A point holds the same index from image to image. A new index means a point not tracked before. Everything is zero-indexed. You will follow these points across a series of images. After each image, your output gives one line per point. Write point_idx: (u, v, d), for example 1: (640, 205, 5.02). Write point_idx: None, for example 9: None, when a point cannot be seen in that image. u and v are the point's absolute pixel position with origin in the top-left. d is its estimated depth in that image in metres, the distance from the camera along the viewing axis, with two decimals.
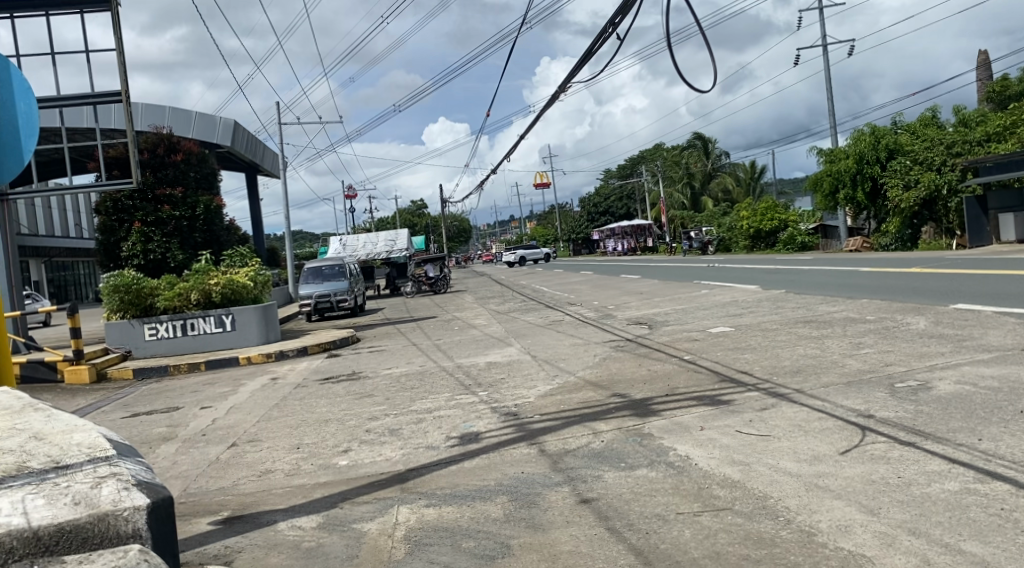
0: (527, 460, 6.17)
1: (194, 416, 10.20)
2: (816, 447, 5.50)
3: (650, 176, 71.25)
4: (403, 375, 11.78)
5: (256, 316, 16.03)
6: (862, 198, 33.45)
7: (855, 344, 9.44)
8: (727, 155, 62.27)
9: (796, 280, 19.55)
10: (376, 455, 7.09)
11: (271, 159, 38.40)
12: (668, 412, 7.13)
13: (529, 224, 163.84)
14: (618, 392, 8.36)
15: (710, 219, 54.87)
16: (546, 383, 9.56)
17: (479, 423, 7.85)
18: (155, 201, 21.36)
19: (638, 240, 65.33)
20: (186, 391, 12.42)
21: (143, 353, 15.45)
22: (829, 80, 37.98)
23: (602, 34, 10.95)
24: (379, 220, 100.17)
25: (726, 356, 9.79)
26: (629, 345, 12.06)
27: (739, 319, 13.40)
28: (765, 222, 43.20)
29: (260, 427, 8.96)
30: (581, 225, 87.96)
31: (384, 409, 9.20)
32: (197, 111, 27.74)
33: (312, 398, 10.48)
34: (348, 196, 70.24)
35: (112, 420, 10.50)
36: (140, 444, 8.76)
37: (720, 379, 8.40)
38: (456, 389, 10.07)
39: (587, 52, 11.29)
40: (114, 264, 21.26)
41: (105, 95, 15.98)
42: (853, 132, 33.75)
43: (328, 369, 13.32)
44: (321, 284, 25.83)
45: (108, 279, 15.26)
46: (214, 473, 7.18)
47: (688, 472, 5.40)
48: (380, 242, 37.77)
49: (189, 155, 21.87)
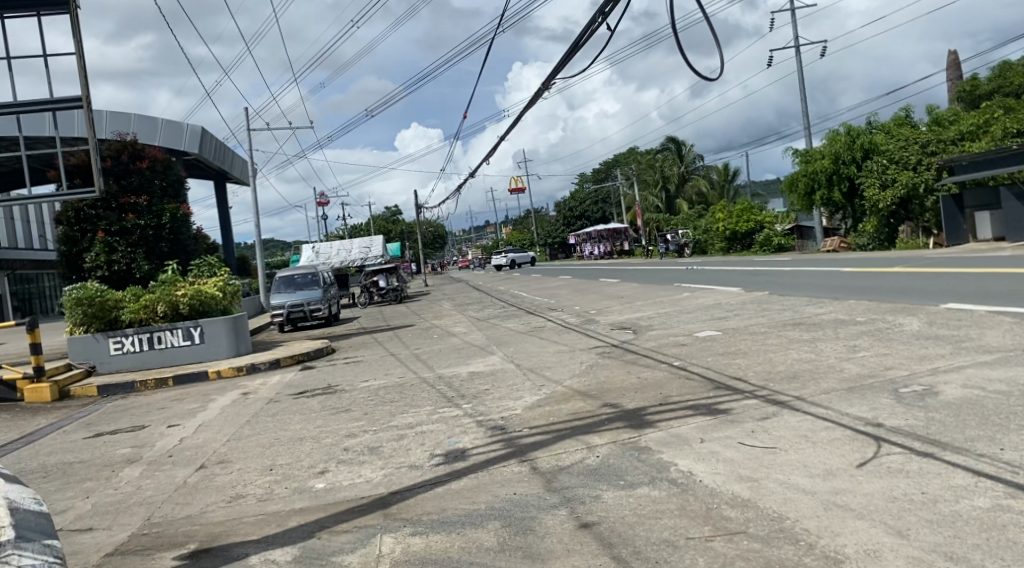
0: (517, 480, 5.76)
1: (161, 435, 9.68)
2: (828, 460, 5.14)
3: (625, 180, 71.31)
4: (382, 388, 11.31)
5: (225, 328, 15.49)
6: (838, 198, 33.53)
7: (850, 347, 9.14)
8: (701, 158, 62.44)
9: (779, 282, 19.32)
10: (354, 476, 6.64)
11: (240, 166, 37.72)
12: (665, 423, 6.75)
13: (503, 229, 163.67)
14: (609, 402, 7.98)
15: (686, 222, 54.89)
16: (533, 394, 9.15)
17: (464, 439, 7.43)
18: (119, 210, 20.65)
19: (616, 243, 66.05)
20: (153, 408, 11.85)
21: (108, 369, 14.81)
22: (802, 81, 38.05)
23: (592, 25, 10.80)
24: (352, 227, 99.25)
25: (717, 362, 9.46)
26: (616, 352, 11.69)
27: (725, 322, 13.09)
28: (741, 224, 43.23)
29: (231, 447, 8.46)
30: (557, 230, 87.99)
31: (362, 425, 8.74)
32: (163, 118, 27.09)
33: (286, 414, 10.00)
34: (320, 204, 69.52)
35: (73, 441, 9.93)
36: (102, 468, 8.22)
37: (715, 386, 8.06)
38: (438, 401, 9.63)
39: (574, 44, 11.12)
40: (78, 276, 20.52)
41: (65, 100, 15.32)
42: (828, 132, 33.83)
43: (303, 383, 12.81)
44: (293, 293, 25.24)
45: (71, 291, 14.62)
46: (181, 499, 6.68)
47: (693, 489, 5.01)
48: (354, 249, 36.75)
49: (155, 161, 21.26)
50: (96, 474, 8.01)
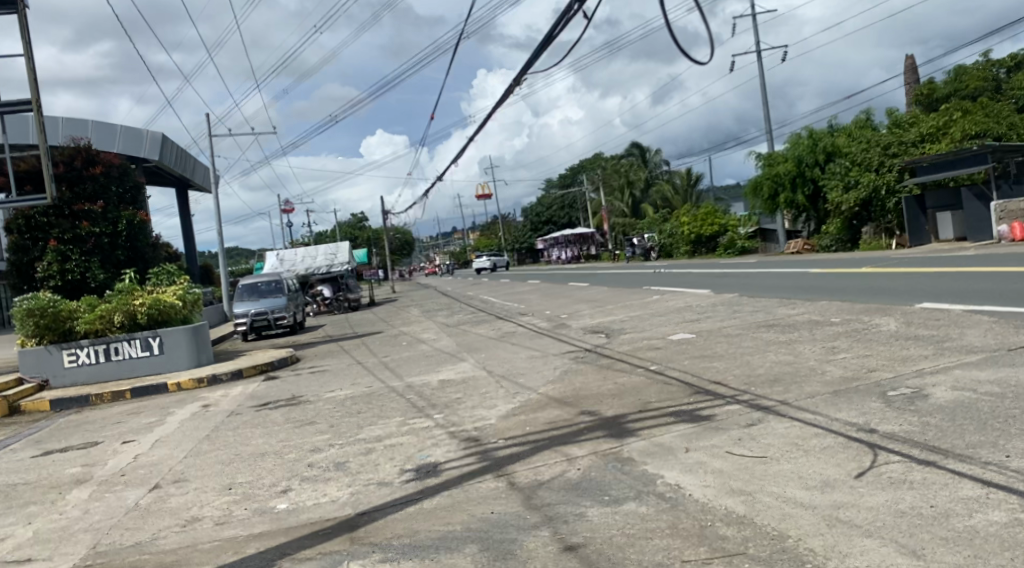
0: (495, 496, 5.39)
1: (114, 452, 9.14)
2: (824, 470, 4.88)
3: (591, 185, 71.52)
4: (348, 398, 10.87)
5: (186, 338, 14.91)
6: (803, 201, 33.79)
7: (829, 348, 8.92)
8: (666, 162, 62.78)
9: (747, 284, 19.21)
10: (320, 495, 6.22)
11: (201, 172, 36.89)
12: (647, 431, 6.44)
13: (470, 235, 163.30)
14: (587, 410, 7.65)
15: (652, 225, 55.03)
16: (507, 403, 8.77)
17: (437, 452, 7.05)
18: (72, 217, 19.85)
19: (583, 248, 66.07)
20: (108, 423, 11.25)
21: (62, 383, 14.13)
22: (765, 85, 38.30)
23: (567, 12, 10.30)
24: (316, 234, 98.15)
25: (695, 365, 9.19)
26: (589, 356, 11.39)
27: (699, 325, 12.85)
28: (706, 227, 43.39)
29: (187, 464, 7.96)
30: (525, 234, 87.98)
31: (328, 438, 8.31)
32: (121, 124, 26.29)
33: (247, 428, 9.52)
34: (284, 211, 68.66)
35: (20, 459, 9.34)
36: (48, 490, 7.67)
37: (696, 391, 7.75)
38: (408, 412, 9.23)
39: (547, 37, 10.64)
40: (29, 286, 19.76)
41: (14, 104, 14.66)
42: (792, 135, 34.09)
43: (266, 394, 12.29)
44: (256, 301, 24.61)
45: (21, 303, 13.91)
46: (132, 523, 6.19)
47: (684, 504, 4.70)
48: (319, 255, 36.38)
49: (109, 167, 20.57)
50: (42, 496, 7.47)
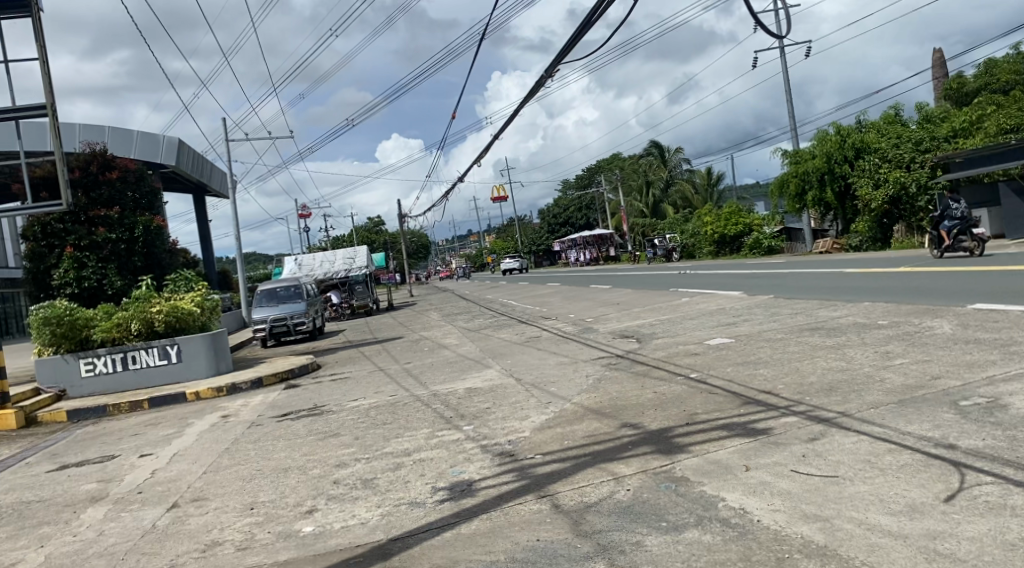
0: (540, 521, 4.95)
1: (132, 467, 8.77)
2: (908, 492, 4.43)
3: (609, 185, 70.92)
4: (373, 408, 10.44)
5: (204, 345, 14.57)
6: (830, 198, 33.16)
7: (883, 354, 8.41)
8: (685, 162, 62.11)
9: (780, 284, 18.64)
10: (348, 517, 5.80)
11: (219, 177, 36.81)
12: (699, 447, 5.98)
13: (486, 238, 163.03)
14: (629, 422, 7.19)
15: (673, 226, 54.35)
16: (540, 414, 8.32)
17: (470, 469, 6.62)
18: (88, 223, 19.66)
19: (602, 249, 65.53)
20: (125, 435, 10.92)
21: (79, 392, 13.84)
22: (789, 81, 37.55)
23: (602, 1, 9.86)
24: (333, 238, 98.19)
25: (739, 373, 8.71)
26: (621, 363, 10.92)
27: (735, 328, 12.34)
28: (730, 226, 42.67)
29: (207, 481, 7.57)
30: (542, 237, 87.51)
31: (354, 452, 7.91)
32: (138, 130, 26.17)
33: (268, 441, 9.13)
34: (301, 215, 68.71)
35: (35, 475, 8.98)
36: (62, 509, 7.30)
37: (745, 402, 7.27)
38: (436, 423, 8.80)
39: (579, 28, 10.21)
40: (46, 295, 19.51)
41: (30, 109, 14.43)
42: (818, 132, 33.43)
43: (287, 403, 11.92)
44: (275, 307, 24.30)
45: (37, 311, 13.68)
46: (149, 548, 5.80)
47: (754, 532, 4.23)
48: (338, 259, 35.91)
49: (126, 172, 20.46)
50: (55, 516, 7.09)
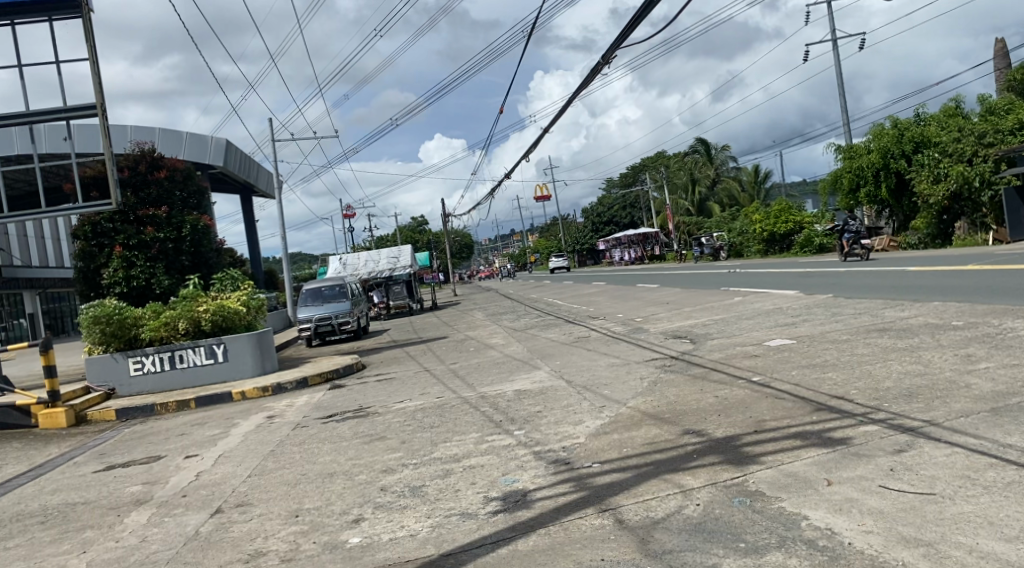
0: (603, 538, 4.57)
1: (177, 469, 8.61)
2: (1021, 516, 3.99)
3: (654, 183, 70.13)
4: (419, 410, 10.15)
5: (250, 344, 14.49)
6: (885, 195, 32.12)
7: (964, 357, 7.82)
8: (732, 159, 61.15)
9: (838, 283, 17.89)
10: (395, 528, 5.50)
11: (266, 178, 37.09)
12: (772, 458, 5.54)
13: (529, 238, 162.73)
14: (692, 429, 6.77)
15: (720, 224, 53.43)
16: (595, 418, 7.94)
17: (523, 477, 6.25)
18: (137, 223, 19.83)
19: (647, 248, 64.73)
20: (172, 435, 10.81)
21: (128, 391, 13.84)
22: (840, 76, 36.46)
23: None
24: (379, 238, 98.93)
25: (807, 376, 8.20)
26: (678, 365, 10.46)
27: (797, 329, 11.76)
28: (780, 225, 41.69)
29: (252, 486, 7.34)
30: (585, 236, 86.72)
31: (402, 457, 7.62)
32: (187, 131, 26.47)
33: (314, 443, 8.90)
34: (347, 217, 69.36)
35: (81, 475, 8.89)
36: (107, 512, 7.14)
37: (817, 409, 6.79)
38: (485, 427, 8.47)
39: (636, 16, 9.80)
40: (96, 293, 19.77)
41: (81, 109, 14.50)
42: (874, 126, 32.39)
43: (333, 404, 11.71)
44: (321, 305, 24.30)
45: (88, 309, 13.73)
46: (191, 556, 5.57)
47: (847, 558, 3.84)
48: (382, 259, 35.87)
49: (173, 171, 20.60)
50: (99, 519, 6.93)
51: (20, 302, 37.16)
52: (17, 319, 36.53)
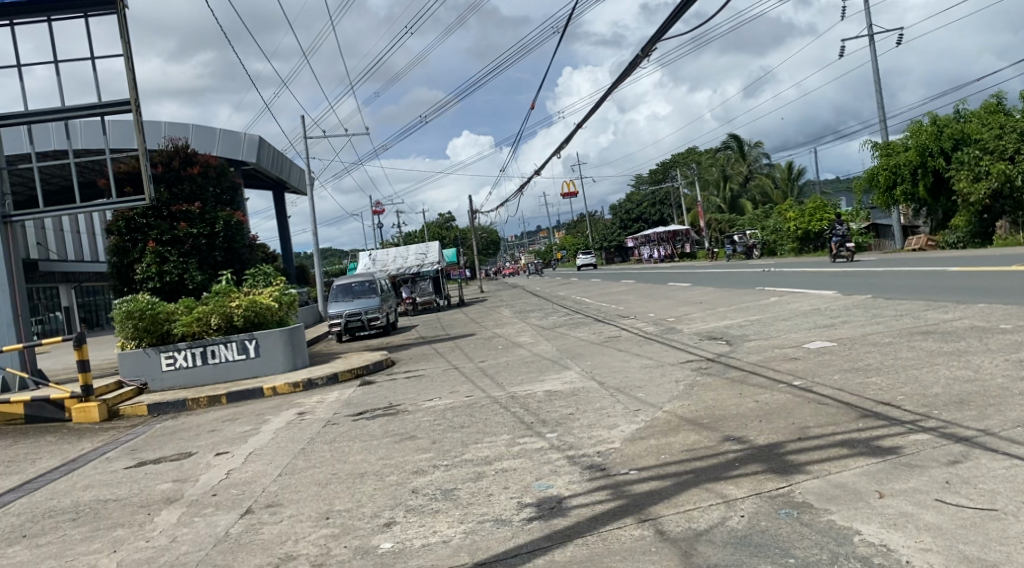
0: (643, 550, 4.40)
1: (208, 467, 8.57)
2: None
3: (685, 180, 69.48)
4: (449, 410, 10.03)
5: (282, 340, 14.49)
6: (923, 193, 31.43)
7: (1016, 363, 7.52)
8: (765, 156, 60.39)
9: (877, 283, 17.49)
10: (428, 533, 5.37)
11: (298, 175, 37.26)
12: (818, 467, 5.33)
13: (557, 235, 162.30)
14: (731, 436, 6.56)
15: (753, 222, 52.77)
16: (630, 422, 7.76)
17: (558, 483, 6.10)
18: (170, 218, 19.96)
19: (677, 246, 64.10)
20: (203, 431, 10.81)
21: (160, 386, 13.89)
22: (878, 72, 35.75)
23: None
24: (407, 235, 99.31)
25: (849, 381, 7.94)
26: (714, 367, 10.23)
27: (837, 331, 11.46)
28: (815, 223, 41.04)
29: (282, 485, 7.26)
30: (613, 233, 86.19)
31: (433, 458, 7.50)
32: (220, 127, 26.62)
33: (345, 442, 8.82)
34: (376, 213, 69.65)
35: (113, 471, 8.88)
36: (138, 510, 7.10)
37: (862, 415, 6.55)
38: (517, 429, 8.33)
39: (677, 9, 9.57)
40: (129, 288, 19.96)
41: (115, 104, 14.57)
42: (912, 122, 31.71)
43: (362, 402, 11.65)
44: (351, 302, 24.34)
45: (121, 304, 13.78)
46: (221, 559, 5.48)
47: None
48: (411, 255, 36.26)
49: (206, 167, 20.78)
50: (130, 517, 6.89)
51: (57, 296, 37.87)
52: (53, 312, 37.09)
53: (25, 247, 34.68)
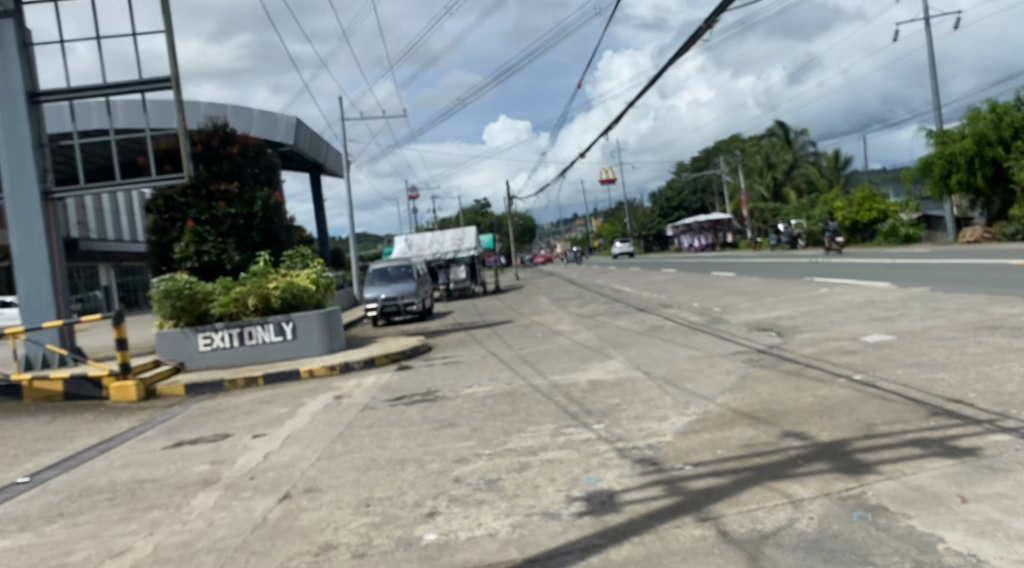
0: (706, 552, 4.11)
1: (245, 449, 8.43)
2: None
3: (727, 169, 68.44)
4: (490, 397, 9.80)
5: (318, 323, 14.38)
6: (981, 183, 30.40)
7: None
8: (811, 145, 59.17)
9: (933, 276, 16.89)
10: (472, 526, 5.12)
11: (335, 158, 37.27)
12: (890, 468, 4.97)
13: (593, 223, 161.25)
14: (791, 432, 6.22)
15: (797, 212, 51.74)
16: (680, 415, 7.45)
17: (607, 476, 5.81)
18: (209, 197, 20.09)
19: (718, 235, 63.11)
20: (240, 413, 10.71)
21: (197, 365, 13.87)
22: (933, 58, 34.62)
23: None
24: (444, 221, 99.38)
25: (914, 377, 7.53)
26: (765, 360, 9.85)
27: (894, 324, 11.00)
28: (863, 213, 40.05)
29: (321, 470, 7.08)
30: (652, 222, 85.22)
31: (474, 446, 7.26)
32: (259, 108, 26.64)
33: (383, 427, 8.64)
34: (413, 197, 69.68)
35: (151, 451, 8.80)
36: (175, 492, 6.97)
37: (932, 413, 6.16)
38: (561, 419, 8.05)
39: None
40: (167, 267, 20.07)
41: (156, 82, 14.53)
42: (969, 110, 30.74)
43: (400, 386, 11.48)
44: (388, 286, 24.25)
45: (159, 284, 13.76)
46: (258, 545, 5.30)
47: None
48: (447, 241, 36.02)
49: (246, 147, 20.66)
50: (167, 499, 6.76)
51: (95, 275, 38.53)
52: (93, 291, 37.75)
53: (67, 227, 35.20)
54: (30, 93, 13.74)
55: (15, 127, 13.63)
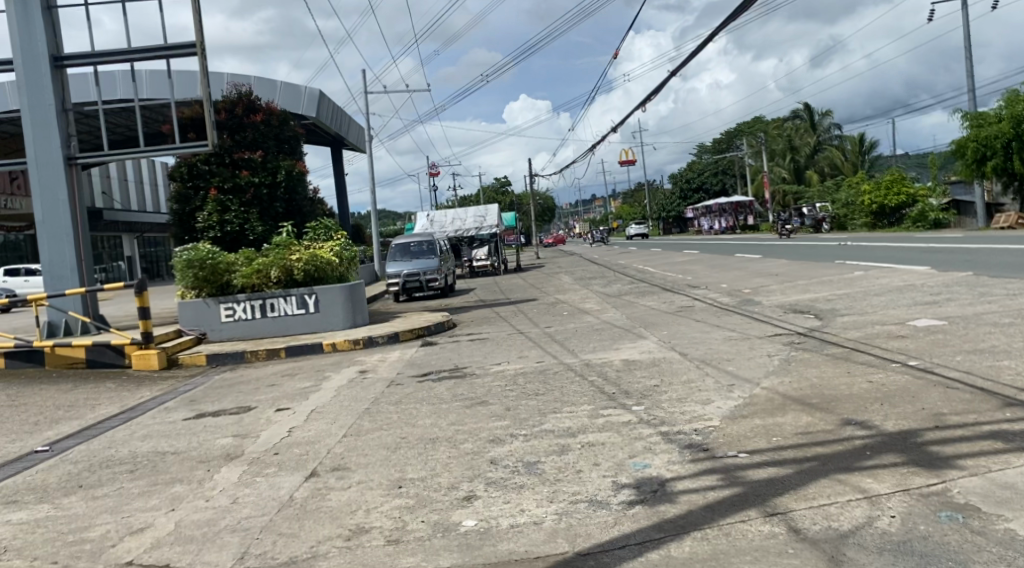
0: (779, 552, 3.73)
1: (269, 423, 8.14)
2: None
3: (750, 150, 67.27)
4: (520, 375, 9.46)
5: (341, 295, 14.06)
6: (1018, 167, 29.37)
7: None
8: (836, 127, 58.01)
9: (974, 260, 16.30)
10: (514, 512, 4.77)
11: (356, 132, 36.82)
12: (973, 463, 4.55)
13: (611, 204, 159.91)
14: (852, 420, 5.80)
15: (822, 196, 50.76)
16: (726, 398, 7.06)
17: (655, 463, 5.43)
18: (233, 165, 19.89)
19: (738, 217, 62.08)
20: (263, 385, 10.43)
21: (219, 337, 13.65)
22: (970, 38, 33.54)
23: None
24: (462, 200, 98.76)
25: (977, 364, 7.08)
26: (809, 343, 9.41)
27: (943, 308, 10.51)
28: (891, 197, 39.07)
29: (348, 447, 6.77)
30: (671, 204, 84.01)
31: (508, 427, 6.90)
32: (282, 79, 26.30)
33: (411, 404, 8.32)
34: (432, 174, 69.12)
35: (172, 422, 8.52)
36: (196, 465, 6.69)
37: (1006, 404, 5.73)
38: (598, 399, 7.69)
39: None
40: (190, 237, 19.87)
41: (180, 47, 14.16)
42: (1007, 92, 29.82)
43: (426, 362, 11.16)
44: (410, 261, 23.93)
45: (181, 253, 13.49)
46: (286, 526, 4.99)
47: None
48: (469, 217, 35.12)
49: (269, 115, 20.34)
50: (189, 473, 6.47)
51: (120, 245, 38.68)
52: (117, 261, 37.92)
53: (93, 196, 35.16)
54: (54, 57, 13.40)
55: (39, 93, 13.33)
